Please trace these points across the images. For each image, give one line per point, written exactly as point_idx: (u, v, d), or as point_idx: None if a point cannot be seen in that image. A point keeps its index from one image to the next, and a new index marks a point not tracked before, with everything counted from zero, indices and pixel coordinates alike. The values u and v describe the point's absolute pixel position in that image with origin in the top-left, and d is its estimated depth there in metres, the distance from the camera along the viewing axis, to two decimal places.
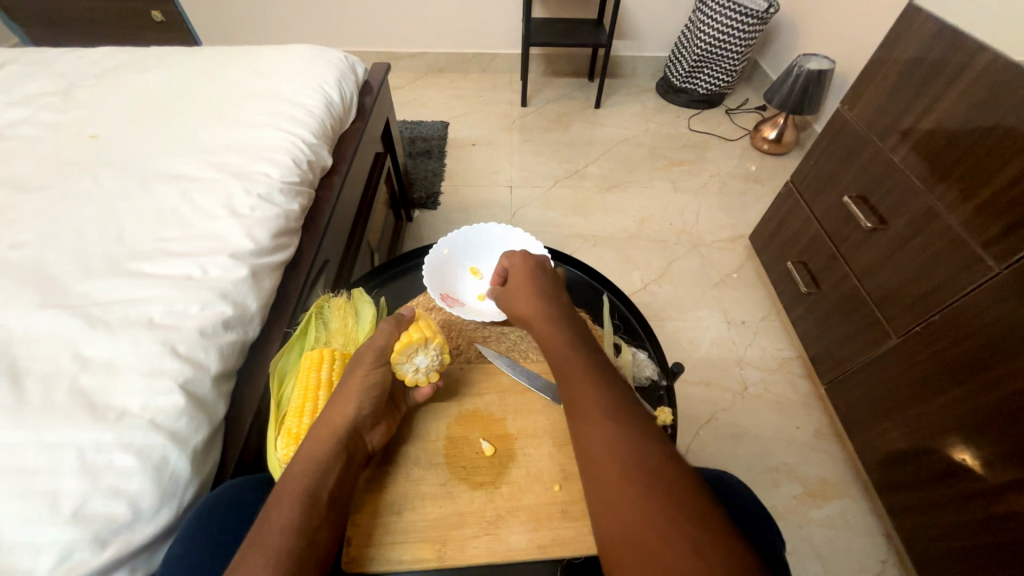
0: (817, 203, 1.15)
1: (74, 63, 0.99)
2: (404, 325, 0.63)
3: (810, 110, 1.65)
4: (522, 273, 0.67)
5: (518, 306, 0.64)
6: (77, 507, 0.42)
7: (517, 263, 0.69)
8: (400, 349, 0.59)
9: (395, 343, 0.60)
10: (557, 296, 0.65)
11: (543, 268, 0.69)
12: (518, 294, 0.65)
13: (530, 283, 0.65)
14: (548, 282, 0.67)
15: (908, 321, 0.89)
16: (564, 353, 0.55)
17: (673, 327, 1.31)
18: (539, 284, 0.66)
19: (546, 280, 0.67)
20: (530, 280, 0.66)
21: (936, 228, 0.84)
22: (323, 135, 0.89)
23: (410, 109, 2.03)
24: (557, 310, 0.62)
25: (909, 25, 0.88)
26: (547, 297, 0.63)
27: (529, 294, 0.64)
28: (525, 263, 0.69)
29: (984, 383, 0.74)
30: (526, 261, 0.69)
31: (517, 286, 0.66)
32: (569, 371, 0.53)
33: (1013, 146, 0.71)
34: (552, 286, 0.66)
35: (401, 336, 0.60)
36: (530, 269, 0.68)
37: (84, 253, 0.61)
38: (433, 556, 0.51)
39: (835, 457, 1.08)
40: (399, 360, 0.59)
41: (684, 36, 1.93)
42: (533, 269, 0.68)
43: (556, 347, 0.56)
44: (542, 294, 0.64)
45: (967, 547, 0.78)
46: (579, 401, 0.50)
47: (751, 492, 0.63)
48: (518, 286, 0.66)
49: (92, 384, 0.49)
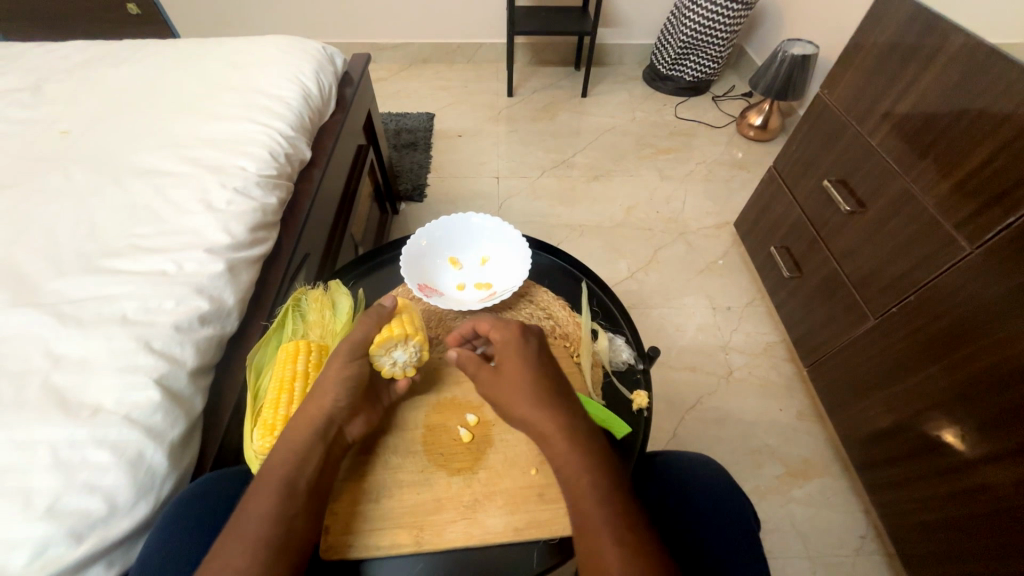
0: (799, 188, 1.16)
1: (43, 58, 0.97)
2: (383, 319, 0.63)
3: (794, 96, 1.66)
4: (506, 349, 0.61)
5: (516, 401, 0.56)
6: (50, 503, 0.42)
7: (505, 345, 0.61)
8: (377, 343, 0.60)
9: (376, 336, 0.61)
10: (560, 387, 0.58)
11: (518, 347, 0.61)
12: (517, 387, 0.57)
13: (532, 376, 0.58)
14: (549, 373, 0.60)
15: (886, 302, 0.91)
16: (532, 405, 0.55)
17: (658, 314, 1.32)
18: (541, 376, 0.58)
19: (546, 369, 0.60)
20: (530, 372, 0.58)
21: (912, 209, 0.85)
22: (301, 127, 0.88)
23: (395, 101, 2.01)
24: (564, 409, 0.56)
25: (886, 8, 0.88)
26: (551, 390, 0.57)
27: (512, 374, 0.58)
28: (520, 348, 0.60)
29: (958, 361, 0.75)
30: (521, 347, 0.61)
31: (515, 380, 0.57)
32: (587, 494, 0.49)
33: (984, 128, 0.72)
34: (552, 375, 0.60)
35: (381, 330, 0.61)
36: (527, 357, 0.60)
37: (54, 250, 0.60)
38: (411, 542, 0.53)
39: (817, 438, 1.11)
40: (377, 353, 0.60)
41: (669, 22, 1.92)
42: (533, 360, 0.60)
43: (566, 460, 0.51)
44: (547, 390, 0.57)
45: (940, 520, 0.80)
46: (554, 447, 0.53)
47: (725, 472, 0.65)
48: (517, 377, 0.57)
49: (64, 381, 0.49)
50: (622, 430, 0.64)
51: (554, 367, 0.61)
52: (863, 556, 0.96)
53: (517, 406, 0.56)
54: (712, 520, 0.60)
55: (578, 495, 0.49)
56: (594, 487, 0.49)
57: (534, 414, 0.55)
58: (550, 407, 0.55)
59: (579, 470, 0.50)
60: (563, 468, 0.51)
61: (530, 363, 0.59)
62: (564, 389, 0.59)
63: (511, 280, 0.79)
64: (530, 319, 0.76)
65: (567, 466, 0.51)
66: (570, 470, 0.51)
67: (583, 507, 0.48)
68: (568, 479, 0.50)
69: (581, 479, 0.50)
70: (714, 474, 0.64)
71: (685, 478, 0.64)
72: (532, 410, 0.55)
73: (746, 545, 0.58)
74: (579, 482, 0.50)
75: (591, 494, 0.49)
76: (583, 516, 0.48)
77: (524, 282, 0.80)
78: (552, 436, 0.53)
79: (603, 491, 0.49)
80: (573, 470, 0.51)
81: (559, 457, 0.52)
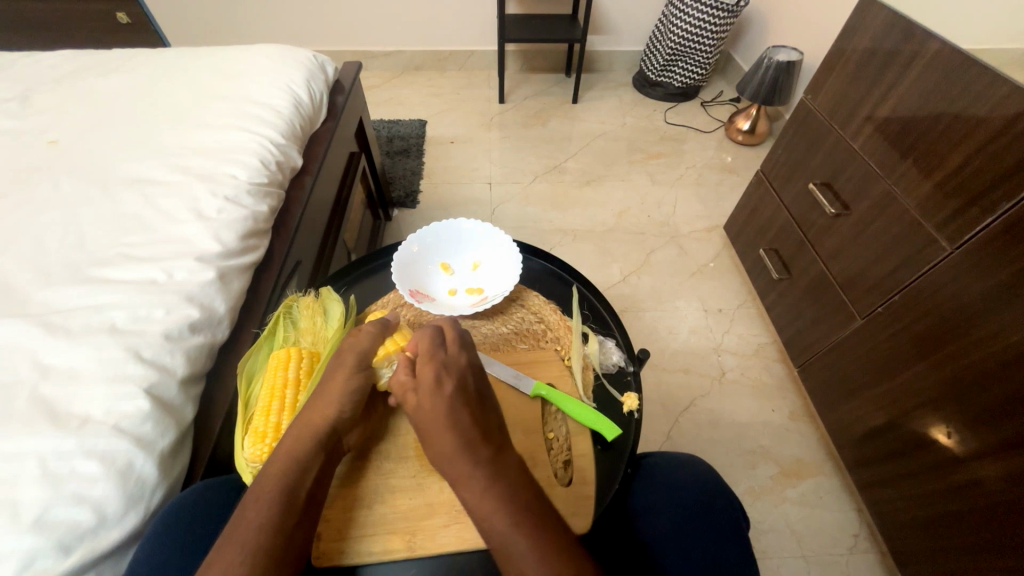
0: (785, 191, 1.18)
1: (32, 69, 0.96)
2: (388, 331, 0.65)
3: (780, 101, 1.69)
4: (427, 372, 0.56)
5: (432, 436, 0.53)
6: (38, 516, 0.42)
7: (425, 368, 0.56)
8: (381, 355, 0.63)
9: (380, 349, 0.64)
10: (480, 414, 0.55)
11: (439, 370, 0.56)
12: (433, 428, 0.53)
13: (445, 417, 0.53)
14: (471, 409, 0.55)
15: (872, 302, 0.92)
16: (446, 440, 0.52)
17: (651, 317, 1.33)
18: (456, 414, 0.53)
19: (464, 406, 0.54)
20: (445, 412, 0.53)
21: (895, 211, 0.86)
22: (292, 135, 0.88)
23: (387, 108, 2.02)
24: (482, 457, 0.51)
25: (865, 15, 0.91)
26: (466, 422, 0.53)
27: (428, 404, 0.54)
28: (437, 379, 0.55)
29: (947, 358, 0.76)
30: (437, 380, 0.55)
31: (431, 418, 0.53)
32: (510, 545, 0.47)
33: (960, 131, 0.74)
34: (474, 412, 0.55)
35: (386, 342, 0.64)
36: (443, 392, 0.55)
37: (44, 261, 0.60)
38: (403, 547, 0.53)
39: (809, 438, 1.12)
40: (380, 363, 0.63)
41: (658, 30, 1.95)
42: (449, 395, 0.55)
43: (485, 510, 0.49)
44: (460, 435, 0.52)
45: (930, 518, 0.81)
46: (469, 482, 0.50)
47: (714, 473, 0.65)
48: (431, 415, 0.53)
49: (53, 393, 0.48)
50: (612, 433, 0.63)
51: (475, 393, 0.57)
52: (857, 555, 0.97)
53: (433, 439, 0.53)
54: (701, 519, 0.61)
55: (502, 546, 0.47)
56: (515, 538, 0.47)
57: (448, 462, 0.51)
58: (466, 454, 0.51)
59: (498, 521, 0.48)
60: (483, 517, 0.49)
61: (451, 395, 0.55)
62: (487, 429, 0.54)
63: (502, 284, 0.80)
64: (522, 322, 0.77)
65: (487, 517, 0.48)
66: (490, 525, 0.48)
67: (508, 558, 0.47)
68: (487, 530, 0.48)
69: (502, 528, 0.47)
70: (704, 473, 0.65)
71: (676, 479, 0.65)
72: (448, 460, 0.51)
73: (736, 545, 0.59)
74: (500, 534, 0.47)
75: (515, 544, 0.46)
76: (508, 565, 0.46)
77: (514, 286, 0.80)
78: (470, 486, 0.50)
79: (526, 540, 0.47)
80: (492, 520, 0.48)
81: (479, 508, 0.49)
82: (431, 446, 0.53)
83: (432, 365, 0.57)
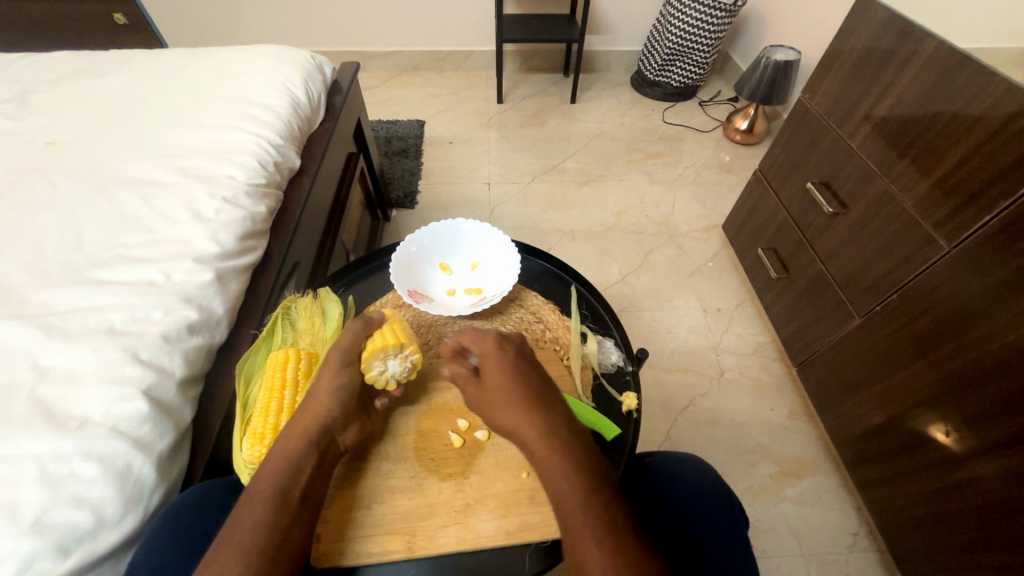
0: (783, 191, 1.18)
1: (28, 69, 0.96)
2: (372, 327, 0.63)
3: (778, 100, 1.69)
4: (498, 359, 0.60)
5: (505, 414, 0.56)
6: (36, 518, 0.42)
7: (494, 355, 0.60)
8: (370, 352, 0.59)
9: (376, 342, 0.60)
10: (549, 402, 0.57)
11: (508, 359, 0.60)
12: (499, 404, 0.57)
13: (512, 390, 0.57)
14: (534, 382, 0.58)
15: (870, 301, 0.92)
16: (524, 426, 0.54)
17: (650, 317, 1.33)
18: (531, 384, 0.58)
19: (528, 379, 0.58)
20: (510, 385, 0.57)
21: (893, 209, 0.87)
22: (290, 136, 0.88)
23: (385, 109, 2.02)
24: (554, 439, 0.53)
25: (862, 14, 0.91)
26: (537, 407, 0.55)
27: (500, 388, 0.57)
28: (498, 359, 0.60)
29: (945, 356, 0.76)
30: (501, 355, 0.60)
31: (495, 397, 0.57)
32: (581, 524, 0.47)
33: (957, 130, 0.75)
34: (540, 387, 0.58)
35: (388, 335, 0.60)
36: (507, 367, 0.59)
37: (41, 262, 0.60)
38: (403, 548, 0.53)
39: (808, 436, 1.12)
40: (376, 356, 0.59)
41: (656, 29, 1.95)
42: (513, 369, 0.59)
43: (560, 486, 0.50)
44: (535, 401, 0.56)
45: (930, 515, 0.81)
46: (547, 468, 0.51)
47: (711, 471, 0.66)
48: (493, 383, 0.58)
49: (51, 394, 0.48)
50: (612, 433, 0.65)
51: (537, 381, 0.59)
52: (856, 553, 0.97)
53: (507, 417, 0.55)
54: (698, 520, 0.60)
55: (571, 529, 0.47)
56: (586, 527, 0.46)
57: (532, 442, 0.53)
58: (536, 423, 0.54)
59: (572, 495, 0.49)
60: (553, 488, 0.50)
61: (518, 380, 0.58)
62: (551, 401, 0.57)
63: (502, 284, 0.79)
64: (520, 323, 0.77)
65: (563, 492, 0.49)
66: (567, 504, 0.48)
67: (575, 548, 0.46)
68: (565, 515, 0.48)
69: (575, 502, 0.48)
70: (701, 472, 0.65)
71: (675, 477, 0.65)
72: (518, 429, 0.54)
73: (735, 545, 0.58)
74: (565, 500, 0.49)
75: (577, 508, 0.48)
76: (574, 545, 0.46)
77: (513, 286, 0.80)
78: (546, 459, 0.52)
79: (599, 521, 0.47)
80: (563, 494, 0.49)
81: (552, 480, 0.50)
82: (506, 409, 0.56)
83: (497, 352, 0.60)
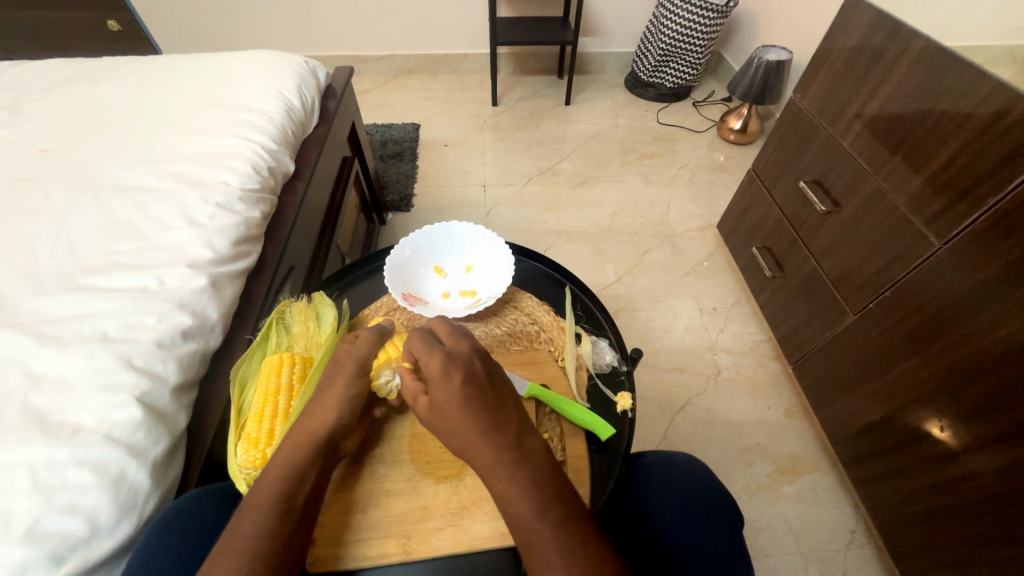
0: (777, 190, 1.19)
1: (21, 77, 0.96)
2: (384, 337, 0.66)
3: (771, 100, 1.69)
4: (438, 371, 0.53)
5: (453, 434, 0.52)
6: (29, 526, 0.42)
7: (433, 367, 0.54)
8: (383, 360, 0.63)
9: (387, 353, 0.64)
10: (501, 415, 0.53)
11: (448, 369, 0.54)
12: (450, 425, 0.52)
13: (462, 410, 0.51)
14: (486, 395, 0.53)
15: (864, 298, 0.93)
16: (473, 447, 0.51)
17: (646, 317, 1.34)
18: (477, 397, 0.53)
19: (480, 395, 0.53)
20: (461, 403, 0.52)
21: (885, 207, 0.87)
22: (284, 141, 0.88)
23: (380, 112, 2.02)
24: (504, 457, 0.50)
25: (851, 14, 0.92)
26: (485, 424, 0.51)
27: (443, 403, 0.52)
28: (444, 371, 0.53)
29: (940, 351, 0.76)
30: (451, 367, 0.54)
31: (444, 415, 0.52)
32: (537, 548, 0.47)
33: (946, 128, 0.75)
34: (488, 398, 0.53)
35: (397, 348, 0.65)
36: (453, 383, 0.53)
37: (35, 270, 0.59)
38: (399, 551, 0.53)
39: (805, 435, 1.12)
40: (385, 365, 0.62)
41: (649, 31, 1.97)
42: (460, 384, 0.53)
43: (517, 513, 0.48)
44: (483, 416, 0.52)
45: (926, 511, 0.82)
46: (499, 487, 0.49)
47: (706, 469, 0.66)
48: (437, 399, 0.53)
49: (43, 402, 0.48)
50: (607, 433, 0.64)
51: (485, 391, 0.54)
52: (854, 550, 0.97)
53: (455, 436, 0.51)
54: (694, 520, 0.60)
55: (528, 553, 0.47)
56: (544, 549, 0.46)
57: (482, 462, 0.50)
58: (488, 446, 0.50)
59: (529, 520, 0.48)
60: (510, 514, 0.49)
61: (461, 395, 0.52)
62: (504, 418, 0.52)
63: (496, 286, 0.80)
64: (515, 324, 0.77)
65: (520, 517, 0.48)
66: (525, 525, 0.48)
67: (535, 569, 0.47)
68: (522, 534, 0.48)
69: (531, 527, 0.47)
70: (695, 470, 0.66)
71: (669, 475, 0.65)
72: (469, 455, 0.51)
73: (729, 545, 0.59)
74: (520, 520, 0.48)
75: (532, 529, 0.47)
76: (532, 566, 0.47)
77: (508, 287, 0.81)
78: (501, 484, 0.49)
79: (554, 546, 0.46)
80: (518, 520, 0.48)
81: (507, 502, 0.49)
82: (452, 428, 0.52)
83: (436, 364, 0.54)
